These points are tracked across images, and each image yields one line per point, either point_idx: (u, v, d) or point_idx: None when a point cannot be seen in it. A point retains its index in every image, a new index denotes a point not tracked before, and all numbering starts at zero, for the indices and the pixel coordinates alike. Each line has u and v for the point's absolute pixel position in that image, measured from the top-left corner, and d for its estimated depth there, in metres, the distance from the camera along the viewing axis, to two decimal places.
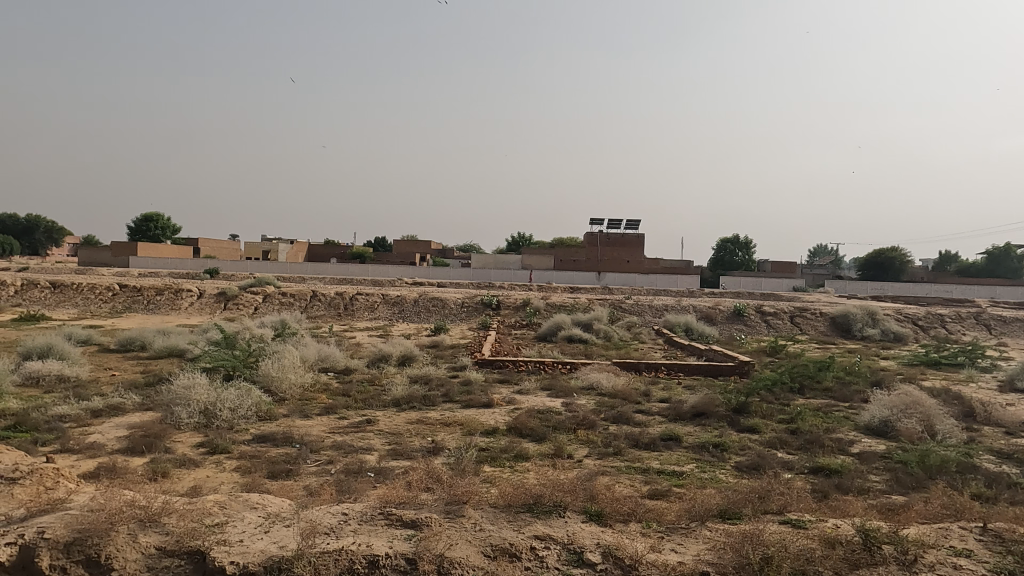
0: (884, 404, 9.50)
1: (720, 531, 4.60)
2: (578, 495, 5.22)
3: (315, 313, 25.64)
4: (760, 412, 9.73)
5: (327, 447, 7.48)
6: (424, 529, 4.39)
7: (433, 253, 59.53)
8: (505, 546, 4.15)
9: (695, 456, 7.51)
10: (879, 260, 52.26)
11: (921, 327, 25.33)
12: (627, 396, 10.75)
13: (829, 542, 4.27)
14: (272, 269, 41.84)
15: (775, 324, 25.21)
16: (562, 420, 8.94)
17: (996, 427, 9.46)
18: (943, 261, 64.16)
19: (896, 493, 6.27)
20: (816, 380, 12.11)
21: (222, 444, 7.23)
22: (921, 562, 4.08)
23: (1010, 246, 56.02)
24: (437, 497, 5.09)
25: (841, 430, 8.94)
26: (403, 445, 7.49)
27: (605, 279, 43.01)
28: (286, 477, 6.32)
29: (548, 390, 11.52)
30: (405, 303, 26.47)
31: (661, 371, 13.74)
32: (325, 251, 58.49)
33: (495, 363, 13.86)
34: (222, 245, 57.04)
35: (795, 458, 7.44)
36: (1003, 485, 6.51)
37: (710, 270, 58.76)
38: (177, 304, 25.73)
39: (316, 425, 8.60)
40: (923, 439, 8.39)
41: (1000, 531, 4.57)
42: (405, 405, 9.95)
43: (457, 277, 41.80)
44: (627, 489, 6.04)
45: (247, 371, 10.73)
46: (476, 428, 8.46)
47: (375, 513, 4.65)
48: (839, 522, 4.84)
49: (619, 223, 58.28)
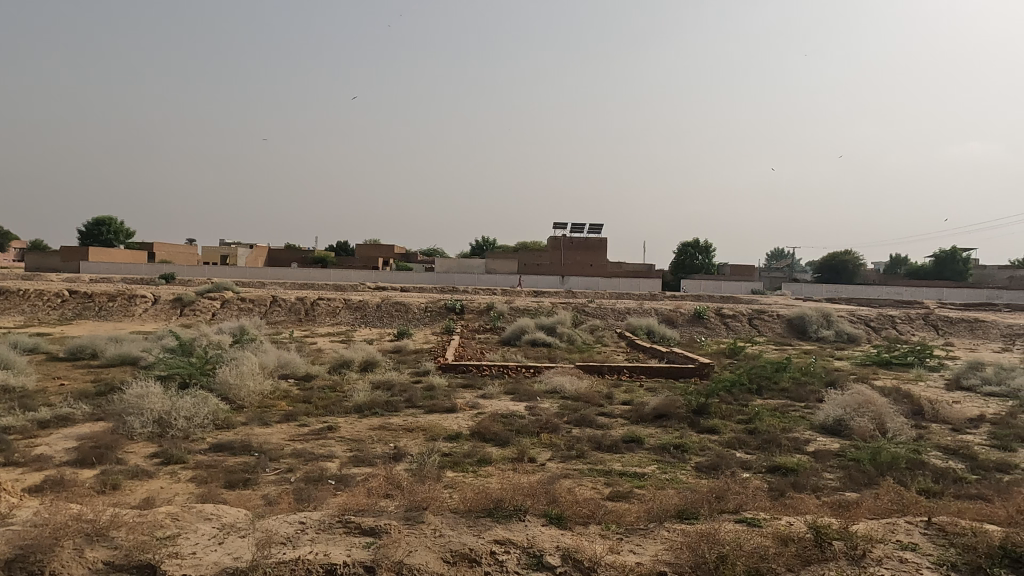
0: (838, 403, 9.72)
1: (678, 531, 4.66)
2: (538, 499, 5.22)
3: (275, 318, 25.22)
4: (719, 414, 9.89)
5: (287, 455, 7.34)
6: (383, 536, 4.35)
7: (397, 257, 59.17)
8: (465, 552, 4.13)
9: (657, 457, 7.62)
10: (833, 263, 53.96)
11: (874, 328, 26.20)
12: (590, 399, 10.85)
13: (782, 540, 4.36)
14: (230, 274, 41.00)
15: (734, 326, 25.77)
16: (526, 423, 8.96)
17: (944, 424, 9.81)
18: (893, 264, 66.77)
19: (849, 490, 6.45)
20: (774, 381, 12.39)
21: (177, 454, 7.04)
22: (869, 556, 4.20)
23: (955, 250, 58.30)
24: (398, 504, 5.04)
25: (797, 429, 9.16)
26: (365, 452, 7.42)
27: (569, 283, 43.29)
28: (244, 486, 6.20)
29: (512, 394, 11.55)
30: (367, 307, 26.17)
31: (623, 373, 13.90)
32: (286, 257, 57.55)
33: (459, 367, 13.84)
34: (178, 249, 55.67)
35: (753, 458, 7.58)
36: (949, 480, 6.75)
37: (672, 273, 59.65)
38: (131, 310, 25.03)
39: (276, 433, 8.44)
40: (875, 437, 8.64)
41: (943, 525, 4.73)
42: (368, 411, 9.86)
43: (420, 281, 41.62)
44: (590, 491, 6.11)
45: (204, 378, 10.50)
46: (438, 433, 8.39)
47: (333, 521, 4.58)
48: (791, 520, 4.95)
49: (581, 228, 58.68)
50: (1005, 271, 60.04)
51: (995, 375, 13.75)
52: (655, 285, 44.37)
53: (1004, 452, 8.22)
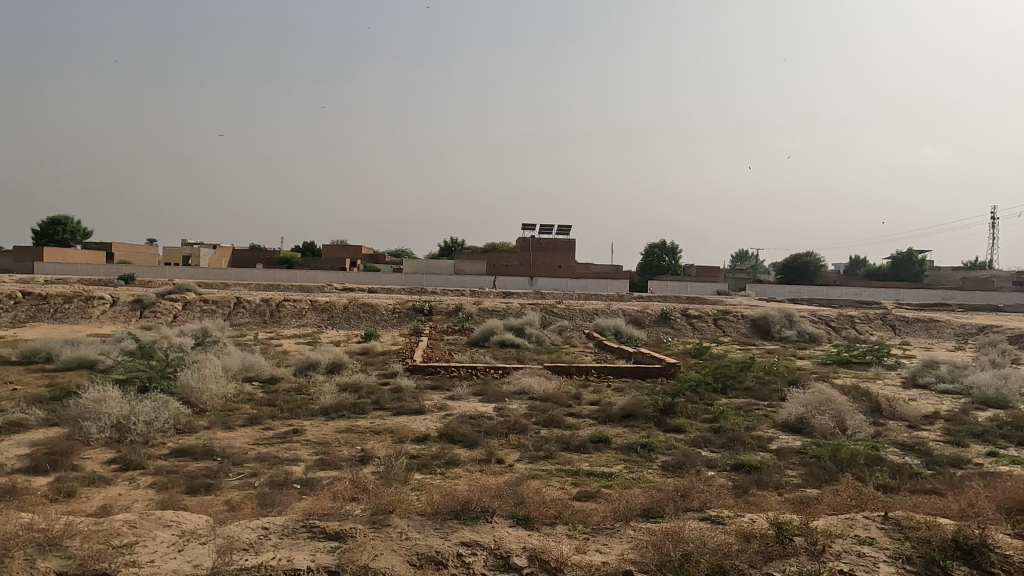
0: (800, 402, 9.91)
1: (643, 530, 4.69)
2: (506, 499, 5.23)
3: (239, 320, 24.77)
4: (685, 413, 10.02)
5: (251, 459, 7.21)
6: (349, 540, 4.30)
7: (365, 257, 58.65)
8: (431, 555, 4.11)
9: (624, 456, 7.68)
10: (795, 264, 55.16)
11: (834, 328, 26.85)
12: (559, 399, 10.87)
13: (744, 536, 4.43)
14: (193, 275, 40.17)
15: (700, 326, 26.15)
16: (494, 425, 8.94)
17: (901, 421, 10.11)
18: (853, 265, 68.46)
19: (810, 487, 6.59)
20: (738, 380, 12.59)
21: (136, 459, 6.86)
22: (829, 551, 4.30)
23: (912, 251, 59.94)
24: (363, 507, 4.99)
25: (760, 428, 9.33)
26: (332, 455, 7.32)
27: (538, 284, 43.37)
28: (206, 492, 6.07)
29: (480, 395, 11.52)
30: (334, 309, 25.85)
31: (591, 374, 13.98)
32: (251, 257, 56.55)
33: (428, 368, 13.77)
34: (138, 249, 54.32)
35: (718, 456, 7.70)
36: (905, 475, 6.95)
37: (639, 274, 60.26)
38: (88, 312, 24.30)
39: (239, 437, 8.28)
40: (835, 434, 8.86)
41: (899, 519, 4.86)
42: (334, 414, 9.75)
43: (388, 282, 41.32)
44: (558, 491, 6.14)
45: (165, 382, 10.25)
46: (406, 435, 8.34)
47: (297, 526, 4.51)
48: (754, 516, 5.03)
49: (550, 230, 58.88)
50: (958, 273, 62.05)
51: (949, 373, 14.20)
52: (623, 286, 44.79)
53: (957, 448, 8.50)
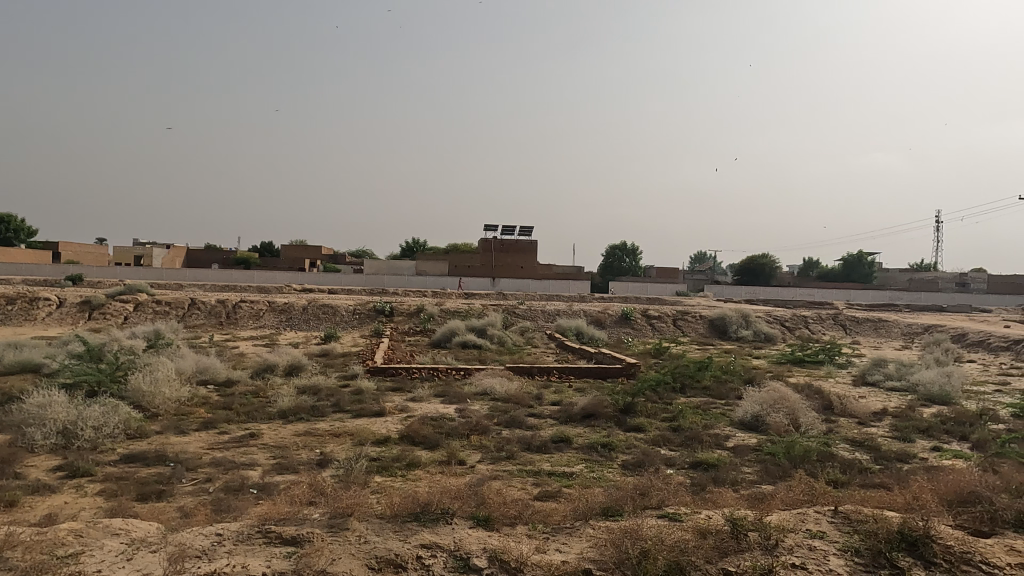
0: (755, 400, 10.13)
1: (603, 529, 4.74)
2: (467, 500, 5.21)
3: (194, 321, 24.16)
4: (645, 412, 10.15)
5: (205, 464, 7.03)
6: (305, 545, 4.23)
7: (325, 257, 57.82)
8: (390, 557, 4.07)
9: (585, 456, 7.74)
10: (751, 267, 56.46)
11: (788, 328, 27.55)
12: (520, 400, 10.88)
13: (701, 533, 4.51)
14: (145, 275, 38.99)
15: (660, 326, 26.52)
16: (456, 426, 8.90)
17: (851, 418, 10.43)
18: (807, 267, 70.39)
19: (765, 483, 6.75)
20: (696, 380, 12.80)
21: (83, 466, 6.62)
22: (782, 546, 4.41)
23: (862, 254, 61.86)
24: (321, 511, 4.91)
25: (717, 426, 9.51)
26: (289, 459, 7.19)
27: (500, 284, 43.39)
28: (158, 498, 5.89)
29: (442, 396, 11.47)
30: (293, 310, 25.40)
31: (553, 375, 14.04)
32: (206, 257, 55.20)
33: (389, 370, 13.64)
34: (87, 249, 52.50)
35: (676, 454, 7.82)
36: (856, 471, 7.17)
37: (600, 275, 60.87)
38: (33, 314, 23.36)
39: (193, 442, 8.07)
40: (789, 431, 9.10)
41: (848, 513, 5.01)
42: (293, 417, 9.58)
43: (348, 283, 40.79)
44: (519, 492, 6.15)
45: (115, 385, 9.92)
46: (366, 437, 8.25)
47: (253, 531, 4.42)
48: (710, 513, 5.13)
49: (512, 231, 59.00)
50: (905, 275, 64.35)
51: (896, 371, 14.71)
52: (585, 287, 45.20)
53: (903, 443, 8.81)
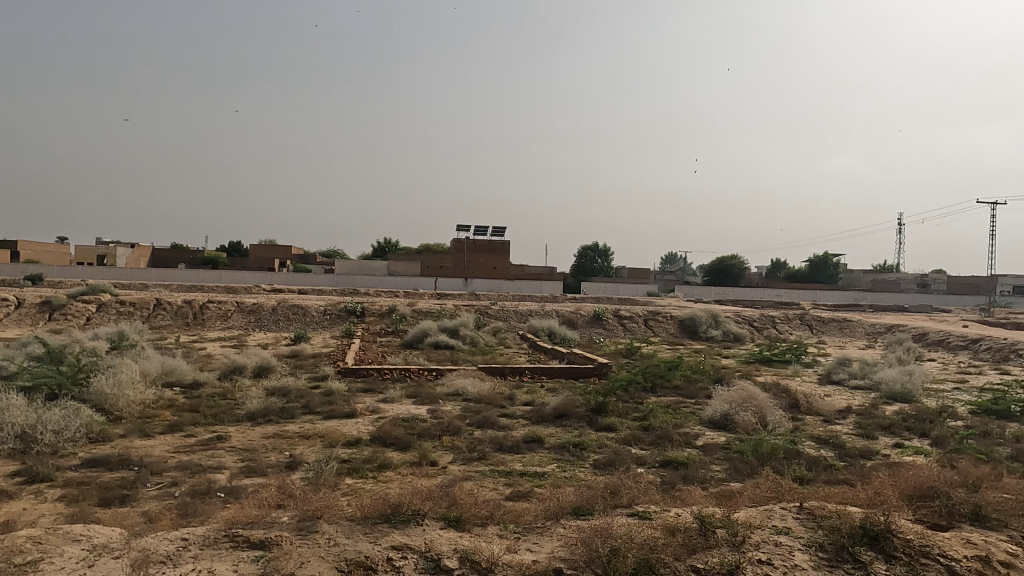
0: (724, 399, 10.28)
1: (573, 528, 4.77)
2: (438, 502, 5.19)
3: (159, 322, 23.66)
4: (616, 412, 10.23)
5: (171, 468, 6.89)
6: (274, 548, 4.18)
7: (295, 258, 57.10)
8: (360, 559, 4.04)
9: (556, 456, 7.77)
10: (721, 267, 57.30)
11: (757, 328, 28.00)
12: (492, 401, 10.88)
13: (670, 530, 4.57)
14: (108, 275, 38.02)
15: (631, 327, 26.74)
16: (427, 427, 8.87)
17: (817, 416, 10.65)
18: (774, 267, 71.71)
19: (733, 481, 6.85)
20: (667, 380, 12.94)
21: (43, 471, 6.44)
22: (748, 542, 4.48)
23: (827, 255, 63.16)
24: (290, 514, 4.85)
25: (687, 425, 9.63)
26: (258, 461, 7.09)
27: (472, 284, 43.31)
28: (121, 503, 5.76)
29: (413, 397, 11.42)
30: (262, 310, 25.01)
31: (525, 375, 14.07)
32: (172, 257, 54.09)
33: (360, 371, 13.53)
34: (47, 248, 51.07)
35: (647, 453, 7.90)
36: (821, 467, 7.33)
37: (573, 275, 61.15)
38: None
39: (158, 445, 7.91)
40: (757, 430, 9.25)
41: (813, 509, 5.12)
42: (261, 419, 9.44)
43: (319, 283, 40.32)
44: (491, 492, 6.15)
45: (77, 388, 9.67)
46: (337, 439, 8.18)
47: (219, 536, 4.35)
48: (679, 511, 5.19)
49: (484, 231, 58.96)
50: (869, 275, 65.88)
51: (860, 370, 15.06)
52: (557, 287, 45.34)
53: (866, 440, 9.03)
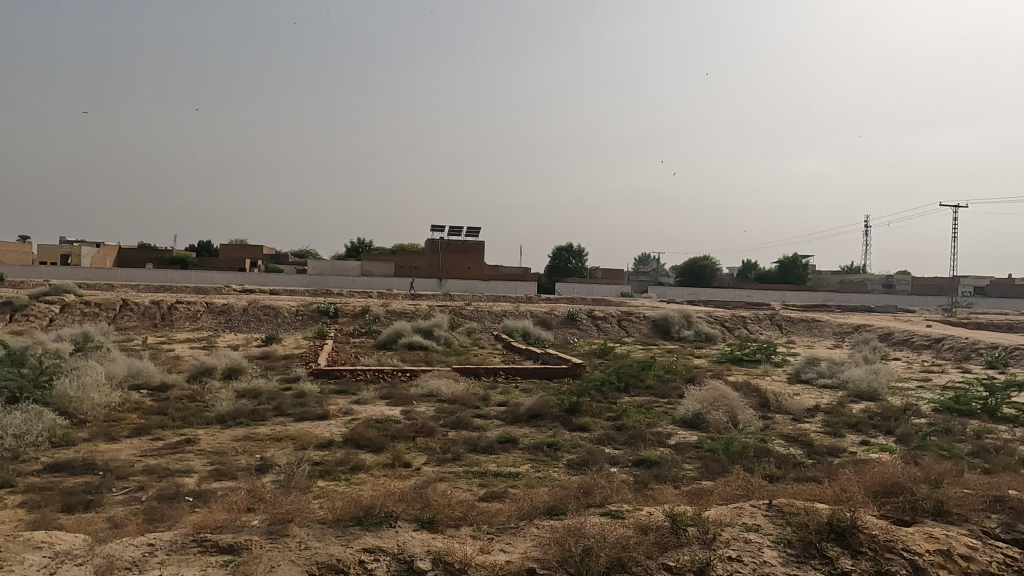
0: (696, 398, 10.41)
1: (546, 528, 4.78)
2: (412, 503, 5.17)
3: (126, 324, 23.15)
4: (590, 411, 10.29)
5: (137, 472, 6.75)
6: (243, 553, 4.12)
7: (266, 257, 56.33)
8: (332, 563, 4.01)
9: (531, 456, 7.78)
10: (693, 268, 57.95)
11: (728, 328, 28.36)
12: (467, 401, 10.86)
13: (642, 529, 4.61)
14: (72, 275, 37.08)
15: (605, 327, 26.90)
16: (401, 428, 8.82)
17: (786, 414, 10.83)
18: (745, 269, 72.77)
19: (705, 479, 6.94)
20: (640, 379, 13.04)
21: (3, 477, 6.26)
22: (719, 540, 4.53)
23: (797, 256, 64.21)
24: (260, 518, 4.78)
25: (660, 424, 9.72)
26: (228, 464, 6.98)
27: (446, 285, 43.20)
28: (85, 509, 5.62)
29: (387, 398, 11.34)
30: (232, 311, 24.62)
31: (499, 375, 14.06)
32: (140, 257, 52.97)
33: (332, 372, 13.40)
34: (8, 248, 49.65)
35: (620, 453, 7.95)
36: (789, 465, 7.45)
37: (547, 275, 61.31)
38: None
39: (124, 449, 7.73)
40: (728, 429, 9.37)
41: (782, 506, 5.20)
42: (231, 421, 9.29)
43: (291, 283, 39.84)
44: (464, 493, 6.14)
45: (39, 392, 9.41)
46: (309, 441, 8.09)
47: (187, 541, 4.26)
48: (651, 509, 5.24)
49: (459, 231, 58.82)
50: (836, 276, 67.25)
51: (828, 369, 15.35)
52: (532, 288, 45.39)
53: (834, 438, 9.21)
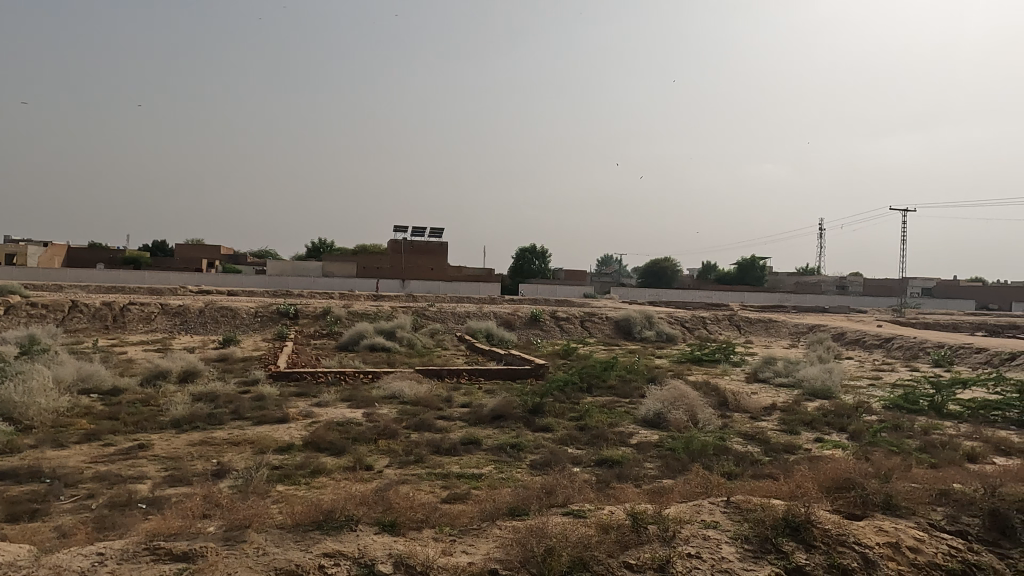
0: (657, 398, 10.55)
1: (509, 529, 4.79)
2: (373, 506, 5.11)
3: (76, 326, 22.38)
4: (553, 412, 10.34)
5: (86, 479, 6.52)
6: (198, 560, 4.01)
7: (224, 258, 55.11)
8: (290, 568, 3.94)
9: (494, 457, 7.78)
10: (654, 269, 58.82)
11: (688, 328, 28.85)
12: (430, 403, 10.80)
13: (604, 527, 4.65)
14: (18, 275, 35.67)
15: (568, 327, 27.08)
16: (363, 430, 8.72)
17: (744, 413, 11.06)
18: (705, 270, 74.17)
19: (665, 477, 7.04)
20: (602, 380, 13.16)
21: None
22: (678, 537, 4.60)
23: (755, 258, 65.70)
24: (217, 524, 4.67)
25: (622, 424, 9.82)
26: (183, 470, 6.80)
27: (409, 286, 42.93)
28: (31, 518, 5.41)
29: (349, 400, 11.21)
30: (188, 312, 24.01)
31: (462, 376, 14.04)
32: (91, 257, 51.27)
33: (292, 374, 13.18)
34: None
35: (583, 453, 8.01)
36: (747, 462, 7.62)
37: (510, 276, 61.46)
38: None
39: (73, 456, 7.47)
40: (688, 428, 9.53)
41: (739, 502, 5.30)
42: (187, 426, 9.06)
43: (249, 284, 39.07)
44: (427, 495, 6.10)
45: None
46: (268, 445, 7.94)
47: (139, 549, 4.14)
48: (612, 508, 5.29)
49: (422, 232, 58.52)
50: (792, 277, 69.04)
51: (784, 368, 15.73)
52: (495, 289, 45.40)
53: (789, 435, 9.44)
